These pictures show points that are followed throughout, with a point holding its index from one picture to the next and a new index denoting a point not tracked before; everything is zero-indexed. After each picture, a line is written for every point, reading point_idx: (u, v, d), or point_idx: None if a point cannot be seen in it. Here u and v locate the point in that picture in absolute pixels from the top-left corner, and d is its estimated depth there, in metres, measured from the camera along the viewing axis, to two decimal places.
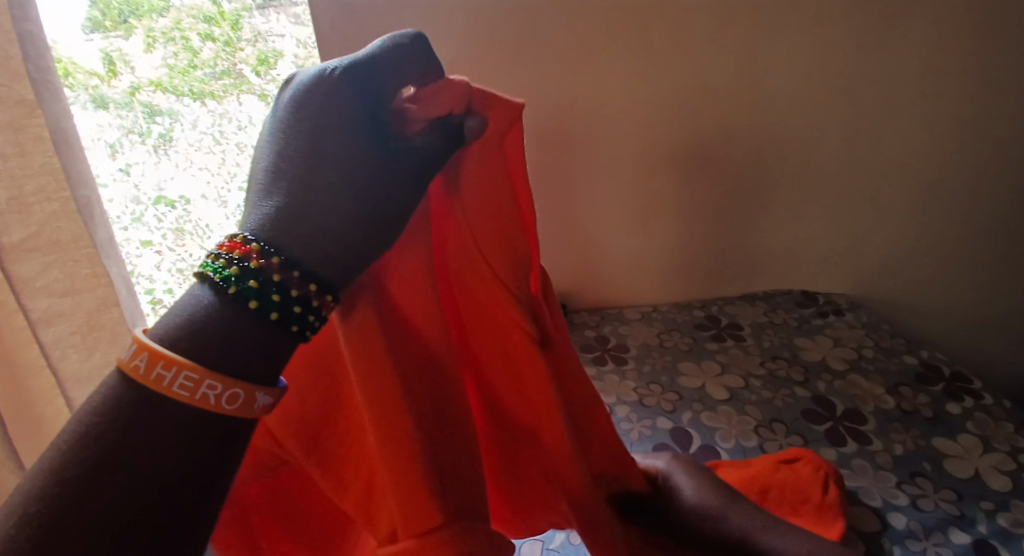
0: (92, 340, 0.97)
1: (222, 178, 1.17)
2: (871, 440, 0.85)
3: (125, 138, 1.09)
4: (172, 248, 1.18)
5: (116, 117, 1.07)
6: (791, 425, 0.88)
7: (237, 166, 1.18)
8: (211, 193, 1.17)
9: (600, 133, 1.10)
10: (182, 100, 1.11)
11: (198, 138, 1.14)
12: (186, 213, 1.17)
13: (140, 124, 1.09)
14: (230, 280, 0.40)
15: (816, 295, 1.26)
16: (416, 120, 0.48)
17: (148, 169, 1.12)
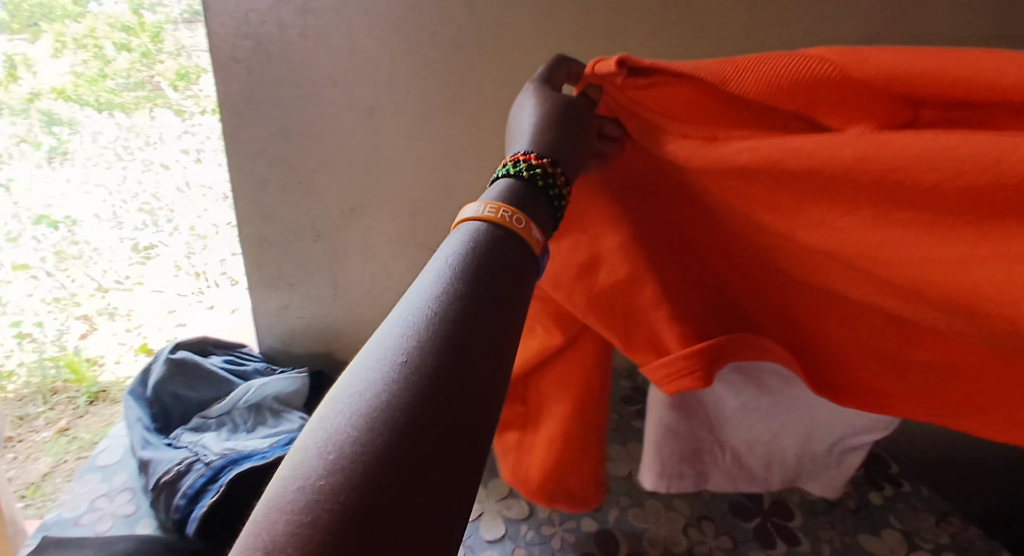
0: None
1: (120, 198, 1.25)
2: (800, 540, 0.80)
3: (17, 146, 1.17)
4: (50, 272, 1.27)
5: (9, 123, 1.15)
6: (721, 523, 0.82)
7: (134, 183, 1.24)
8: (105, 213, 1.25)
9: None
10: (86, 110, 1.17)
11: (96, 153, 1.20)
12: (72, 234, 1.25)
13: (35, 133, 1.16)
14: (534, 174, 0.48)
15: None
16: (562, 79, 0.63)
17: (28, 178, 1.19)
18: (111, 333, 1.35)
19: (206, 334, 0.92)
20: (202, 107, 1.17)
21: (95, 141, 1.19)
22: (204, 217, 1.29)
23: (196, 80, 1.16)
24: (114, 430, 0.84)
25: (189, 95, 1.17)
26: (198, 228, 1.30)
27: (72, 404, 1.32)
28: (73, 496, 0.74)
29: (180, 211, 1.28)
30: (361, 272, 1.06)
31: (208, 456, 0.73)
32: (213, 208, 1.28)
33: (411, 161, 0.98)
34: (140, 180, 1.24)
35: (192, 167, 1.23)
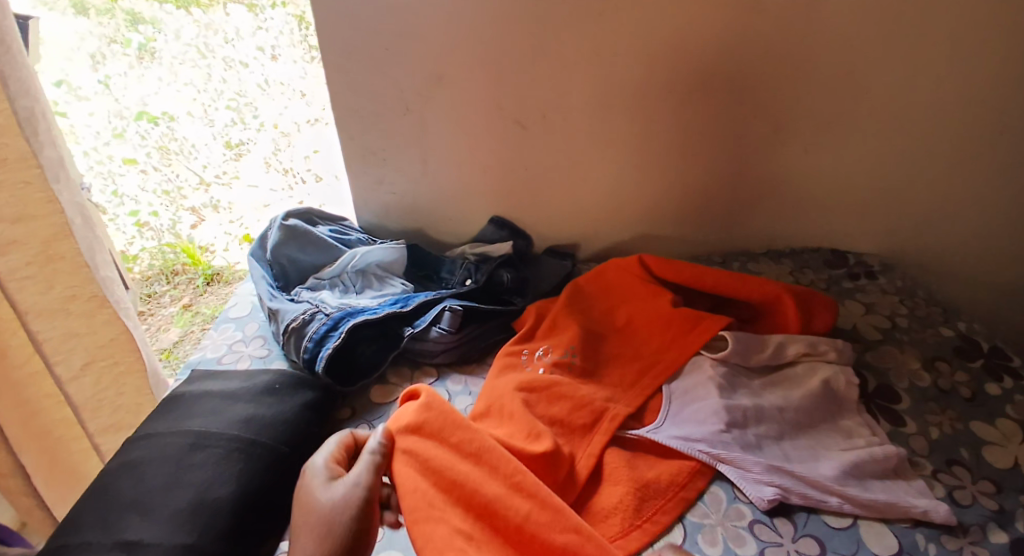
0: (51, 271, 0.84)
1: (207, 95, 1.43)
2: (906, 422, 0.77)
3: (108, 46, 1.34)
4: (156, 166, 1.51)
5: (98, 24, 1.31)
6: (871, 397, 0.80)
7: (218, 80, 1.40)
8: (197, 111, 1.45)
9: (626, 52, 0.93)
10: (163, 7, 1.32)
11: (181, 51, 1.37)
12: (170, 129, 1.47)
13: (120, 33, 1.34)
14: (432, 333, 0.80)
15: (846, 255, 1.11)
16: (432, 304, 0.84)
17: (125, 80, 1.39)
18: (216, 224, 1.60)
19: (312, 205, 0.96)
20: (273, 1, 1.27)
21: (178, 38, 1.35)
22: (284, 113, 1.40)
23: None
24: (242, 289, 0.92)
25: None
26: (280, 125, 1.42)
27: (191, 283, 1.59)
28: (213, 342, 0.80)
29: (262, 105, 1.41)
30: (451, 148, 1.04)
31: (326, 309, 0.78)
32: (290, 105, 1.39)
33: (500, 23, 0.92)
34: (224, 77, 1.40)
35: (268, 63, 1.35)
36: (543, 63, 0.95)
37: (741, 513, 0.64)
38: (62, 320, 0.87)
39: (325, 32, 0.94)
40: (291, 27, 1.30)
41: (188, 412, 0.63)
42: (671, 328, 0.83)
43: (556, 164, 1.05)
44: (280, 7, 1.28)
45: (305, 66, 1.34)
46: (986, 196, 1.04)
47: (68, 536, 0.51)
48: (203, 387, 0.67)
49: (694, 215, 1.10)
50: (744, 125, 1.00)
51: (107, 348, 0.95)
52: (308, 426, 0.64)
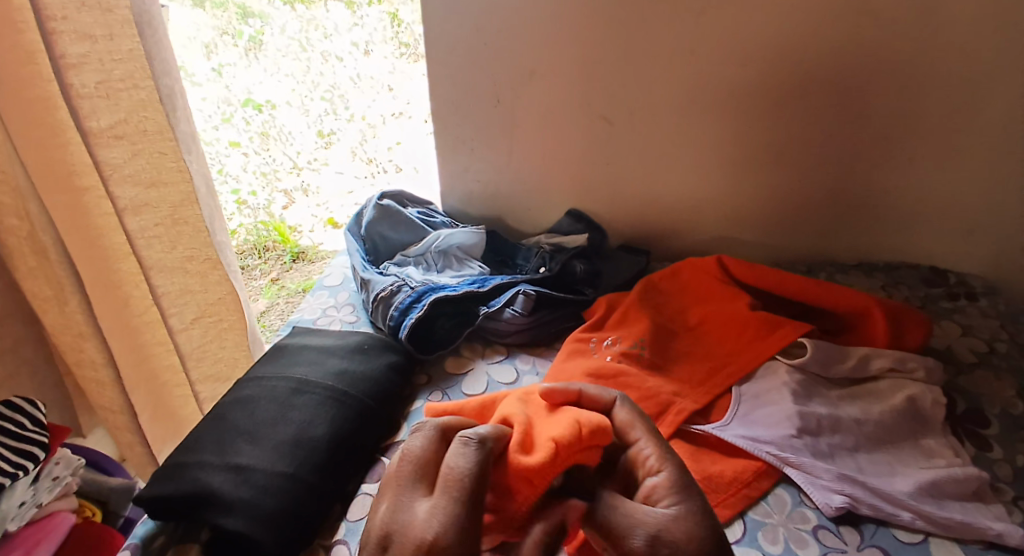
0: (174, 233, 0.94)
1: (305, 87, 1.69)
2: (993, 447, 0.72)
3: (221, 38, 1.61)
4: (257, 150, 1.73)
5: (213, 17, 1.57)
6: (954, 418, 0.76)
7: (316, 73, 1.67)
8: (295, 100, 1.70)
9: (718, 51, 0.93)
10: (273, 3, 1.58)
11: (286, 45, 1.63)
12: (270, 116, 1.70)
13: (233, 25, 1.60)
14: (507, 314, 0.83)
15: (947, 273, 1.05)
16: (508, 287, 0.87)
17: (236, 69, 1.66)
18: (305, 207, 1.77)
19: (405, 188, 1.02)
20: (369, 0, 1.50)
21: (284, 32, 1.61)
22: (372, 107, 1.67)
23: None
24: (337, 261, 0.98)
25: None
26: (368, 118, 1.69)
27: (280, 260, 1.65)
28: (310, 305, 0.87)
29: (352, 99, 1.68)
30: (538, 139, 1.07)
31: (411, 282, 0.83)
32: (379, 98, 1.65)
33: (598, 17, 0.94)
34: (322, 71, 1.66)
35: (361, 59, 1.61)
36: (631, 59, 0.96)
37: (805, 517, 0.63)
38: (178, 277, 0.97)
39: (429, 25, 1.00)
40: (383, 24, 1.54)
41: (289, 361, 0.69)
42: (747, 328, 0.82)
43: (641, 161, 1.06)
44: (375, 6, 1.51)
45: (393, 61, 1.58)
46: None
47: (187, 455, 0.58)
48: (301, 341, 0.74)
49: (780, 220, 1.07)
50: (843, 131, 0.97)
51: (214, 306, 1.05)
52: (392, 384, 0.70)
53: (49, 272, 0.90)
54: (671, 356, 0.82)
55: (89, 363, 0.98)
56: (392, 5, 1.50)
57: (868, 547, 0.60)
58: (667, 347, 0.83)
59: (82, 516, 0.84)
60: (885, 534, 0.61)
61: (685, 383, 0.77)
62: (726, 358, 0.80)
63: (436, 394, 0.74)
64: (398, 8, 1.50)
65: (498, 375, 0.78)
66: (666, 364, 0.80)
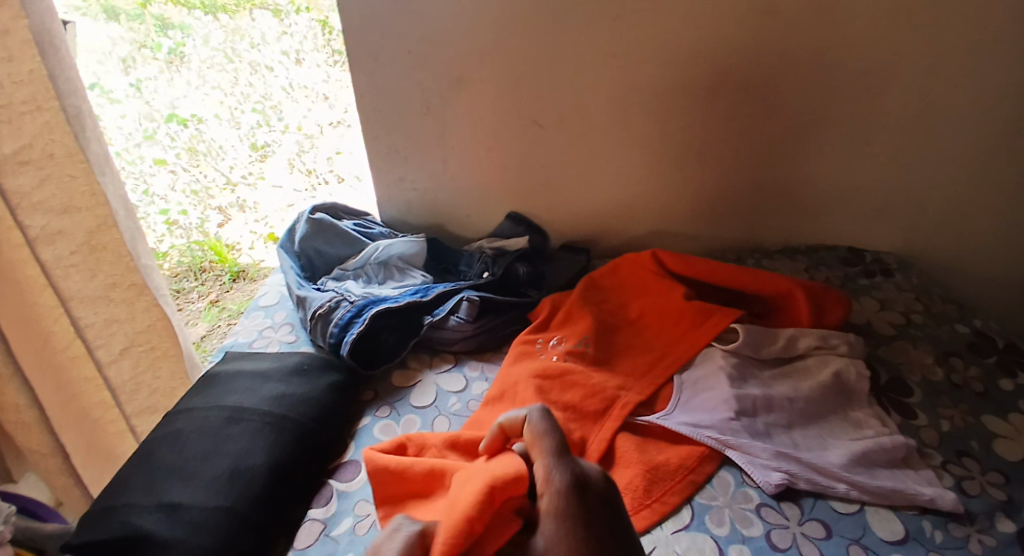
0: (93, 261, 0.89)
1: (234, 99, 1.65)
2: (916, 414, 0.78)
3: (139, 52, 1.57)
4: (185, 167, 1.65)
5: (129, 30, 1.54)
6: (880, 390, 0.81)
7: (245, 84, 1.63)
8: (224, 113, 1.65)
9: (644, 51, 0.96)
10: (193, 14, 1.56)
11: (210, 56, 1.60)
12: (198, 131, 1.64)
13: (152, 38, 1.57)
14: (450, 321, 0.83)
15: (863, 252, 1.12)
16: (449, 295, 0.87)
17: (158, 84, 1.60)
18: (242, 223, 1.67)
19: (338, 200, 1.00)
20: (297, 7, 1.52)
21: (207, 43, 1.58)
22: (308, 117, 1.66)
23: None
24: (271, 280, 0.96)
25: None
26: (304, 128, 1.67)
27: (219, 280, 1.56)
28: (245, 327, 0.85)
29: (287, 110, 1.65)
30: (472, 145, 1.07)
31: (351, 297, 0.81)
32: (314, 108, 1.65)
33: (523, 23, 0.94)
34: (251, 82, 1.63)
35: (292, 68, 1.60)
36: (560, 62, 0.98)
37: (747, 497, 0.66)
38: (102, 308, 0.92)
39: (353, 34, 0.98)
40: (314, 31, 1.55)
41: (222, 389, 0.67)
42: (683, 318, 0.84)
43: (574, 162, 1.07)
44: (305, 13, 1.53)
45: (327, 69, 1.60)
46: (1007, 195, 1.04)
47: (115, 497, 0.55)
48: (237, 366, 0.71)
49: (710, 212, 1.11)
50: (762, 124, 1.01)
51: (143, 334, 1.00)
52: (335, 402, 0.68)
53: None
54: (615, 352, 0.84)
55: (10, 406, 0.89)
56: (321, 11, 1.52)
57: (808, 521, 0.63)
58: (610, 343, 0.85)
59: None
60: (823, 507, 0.65)
61: (630, 376, 0.79)
62: (666, 348, 0.82)
63: (384, 409, 0.73)
64: (327, 14, 1.52)
65: (447, 384, 0.78)
66: (610, 359, 0.82)
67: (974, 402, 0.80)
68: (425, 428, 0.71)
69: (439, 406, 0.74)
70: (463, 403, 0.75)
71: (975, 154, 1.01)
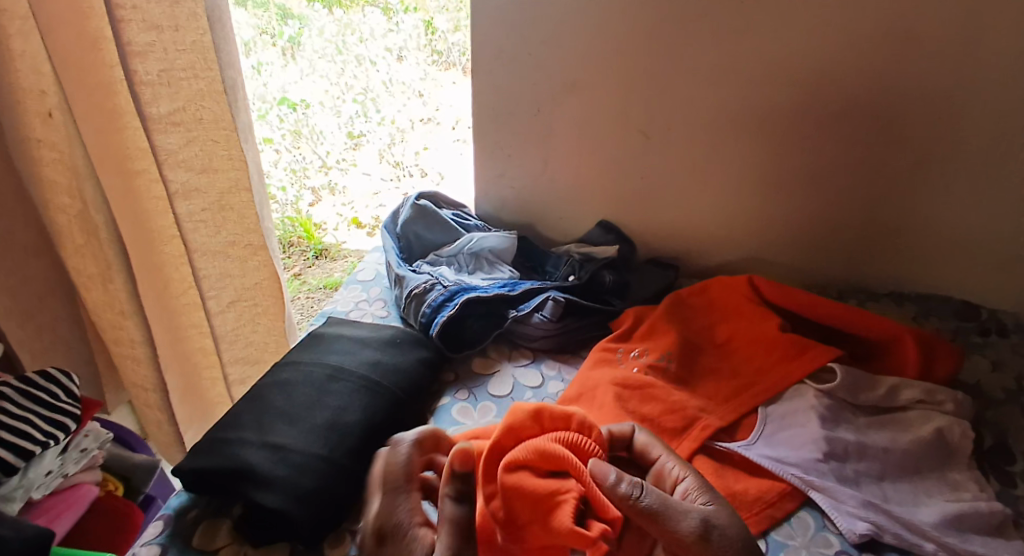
0: (220, 219, 0.97)
1: (338, 89, 1.78)
2: (1018, 484, 0.72)
3: (260, 38, 1.67)
4: (288, 147, 1.77)
5: (254, 16, 1.62)
6: (980, 452, 0.75)
7: (351, 77, 1.77)
8: (327, 101, 1.78)
9: (763, 73, 0.94)
10: (313, 7, 1.67)
11: (322, 47, 1.72)
12: (303, 116, 1.77)
13: (274, 26, 1.66)
14: (535, 317, 0.85)
15: (978, 308, 1.04)
16: (537, 293, 0.88)
17: (273, 69, 1.72)
18: (330, 205, 1.78)
19: (439, 190, 1.04)
20: (406, 8, 1.64)
21: (320, 34, 1.70)
22: (402, 111, 1.78)
23: None
24: (370, 258, 1.01)
25: None
26: (397, 122, 1.79)
27: (304, 255, 1.66)
28: (343, 298, 0.90)
29: (385, 103, 1.78)
30: (574, 150, 1.09)
31: (444, 282, 0.85)
32: (409, 103, 1.77)
33: (644, 34, 0.96)
34: (357, 75, 1.76)
35: (394, 64, 1.73)
36: (674, 77, 0.98)
37: (828, 542, 0.63)
38: (219, 261, 1.00)
39: (478, 33, 1.02)
40: (417, 31, 1.65)
41: (326, 347, 0.71)
42: (773, 347, 0.82)
43: (674, 178, 1.07)
44: (412, 14, 1.64)
45: (424, 68, 1.70)
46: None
47: (226, 432, 0.60)
48: (338, 330, 0.76)
49: (811, 244, 1.07)
50: (881, 159, 0.97)
51: (251, 290, 1.07)
52: (424, 377, 0.72)
53: (97, 250, 0.92)
54: (697, 372, 0.83)
55: (127, 340, 0.99)
56: (427, 13, 1.62)
57: None
58: (693, 363, 0.84)
59: (104, 490, 0.85)
60: None
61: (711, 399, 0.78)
62: (751, 376, 0.80)
63: (463, 392, 0.75)
64: (433, 16, 1.61)
65: (525, 378, 0.79)
66: (692, 380, 0.81)
67: None
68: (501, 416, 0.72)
69: (516, 397, 0.75)
70: (538, 399, 0.76)
71: None
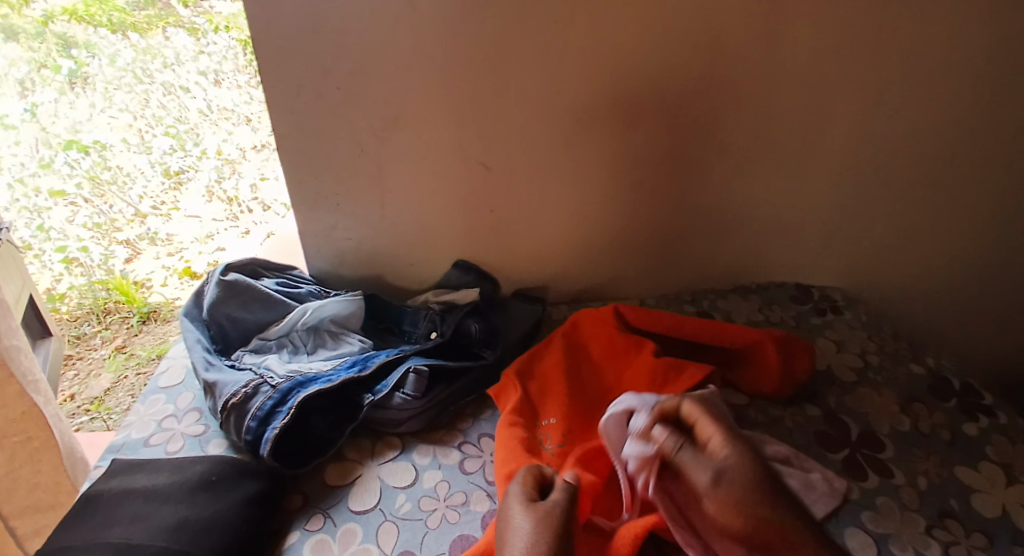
0: None
1: (144, 122, 1.44)
2: (894, 472, 0.74)
3: (38, 74, 1.29)
4: (87, 198, 1.43)
5: (28, 51, 1.27)
6: (859, 452, 0.77)
7: (157, 105, 1.43)
8: (133, 137, 1.44)
9: (585, 92, 0.91)
10: (99, 31, 1.34)
11: (115, 75, 1.38)
12: (103, 158, 1.42)
13: (53, 58, 1.30)
14: (394, 396, 0.73)
15: (810, 289, 1.11)
16: (391, 367, 0.77)
17: (57, 108, 1.33)
18: (152, 257, 1.49)
19: (255, 256, 0.88)
20: (216, 25, 1.39)
21: (113, 62, 1.36)
22: (228, 141, 1.51)
23: None
24: (174, 352, 0.87)
25: (199, 11, 1.38)
26: (224, 153, 1.52)
27: (126, 323, 1.42)
28: (140, 418, 0.75)
29: (207, 135, 1.49)
30: (410, 188, 0.98)
31: (273, 378, 0.71)
32: (235, 131, 1.50)
33: (460, 61, 0.88)
34: (164, 103, 1.44)
35: (211, 88, 1.45)
36: (502, 101, 0.91)
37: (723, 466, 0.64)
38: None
39: (271, 71, 0.87)
40: (235, 51, 1.42)
41: (108, 519, 0.58)
42: (656, 379, 0.77)
43: (521, 205, 1.00)
44: (224, 31, 1.40)
45: (251, 90, 1.47)
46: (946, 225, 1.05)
47: None
48: (126, 483, 0.62)
49: (656, 254, 1.08)
50: (711, 162, 0.99)
51: (18, 423, 0.92)
52: (248, 524, 0.59)
53: None
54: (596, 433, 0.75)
55: None
56: (242, 29, 1.40)
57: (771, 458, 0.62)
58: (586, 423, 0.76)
59: None
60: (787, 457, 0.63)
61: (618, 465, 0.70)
62: None
63: (317, 520, 0.63)
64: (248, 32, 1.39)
65: (393, 478, 0.68)
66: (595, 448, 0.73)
67: (947, 453, 0.78)
68: (369, 540, 0.61)
69: (385, 508, 0.64)
70: (413, 502, 0.65)
71: (906, 191, 1.03)
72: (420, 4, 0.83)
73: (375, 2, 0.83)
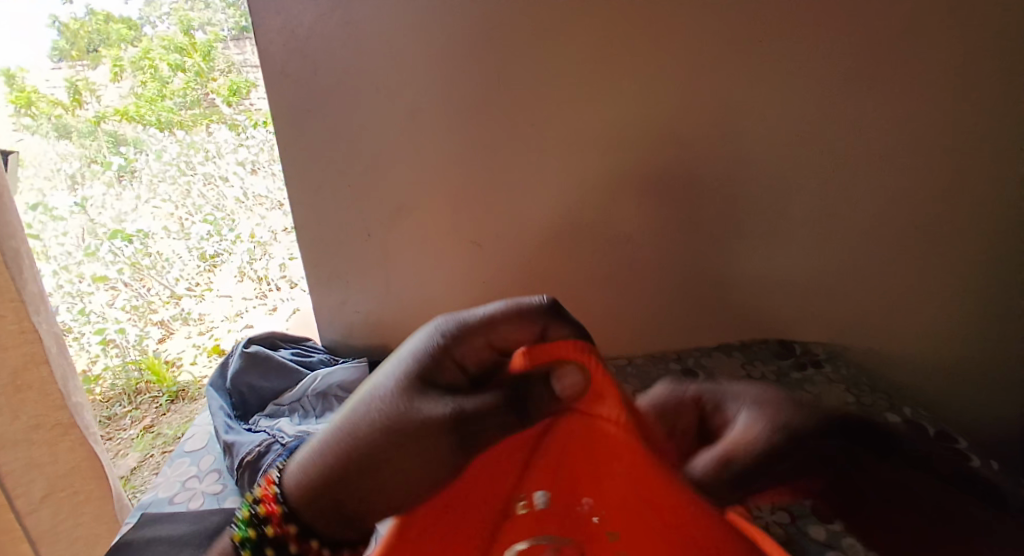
0: (16, 401, 1.04)
1: (184, 211, 1.59)
2: None
3: (87, 167, 1.43)
4: (127, 282, 1.57)
5: (79, 146, 1.40)
6: None
7: (197, 195, 1.60)
8: (173, 224, 1.59)
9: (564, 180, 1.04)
10: (148, 130, 1.48)
11: (161, 169, 1.54)
12: (144, 245, 1.57)
13: (103, 153, 1.45)
14: None
15: (793, 345, 1.04)
16: None
17: (104, 200, 1.48)
18: (184, 337, 1.64)
19: (273, 329, 1.00)
20: (255, 120, 1.45)
21: (159, 157, 1.52)
22: (259, 225, 1.61)
23: (247, 94, 1.42)
24: (199, 419, 0.96)
25: (242, 109, 1.46)
26: (256, 236, 1.63)
27: (155, 402, 1.58)
28: (166, 479, 0.84)
29: (241, 219, 1.61)
30: (411, 267, 1.10)
31: (282, 439, 0.80)
32: (266, 216, 1.59)
33: (453, 157, 1.02)
34: (203, 193, 1.60)
35: (247, 177, 1.56)
36: (490, 189, 1.04)
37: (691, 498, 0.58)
38: (26, 449, 1.06)
39: (292, 172, 1.06)
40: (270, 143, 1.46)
41: None
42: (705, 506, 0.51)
43: (512, 280, 1.11)
44: (261, 126, 1.44)
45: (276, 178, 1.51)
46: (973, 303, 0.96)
47: None
48: (152, 532, 0.74)
49: (645, 321, 1.14)
50: (687, 236, 1.07)
51: (68, 477, 1.14)
52: None
53: None
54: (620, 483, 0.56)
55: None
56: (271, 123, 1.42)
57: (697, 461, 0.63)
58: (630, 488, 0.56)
59: None
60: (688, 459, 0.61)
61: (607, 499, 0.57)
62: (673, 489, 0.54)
63: None
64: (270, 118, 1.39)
65: None
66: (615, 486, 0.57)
67: None
68: None
69: None
70: None
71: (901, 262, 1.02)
72: (417, 114, 1.00)
73: (379, 115, 1.01)
